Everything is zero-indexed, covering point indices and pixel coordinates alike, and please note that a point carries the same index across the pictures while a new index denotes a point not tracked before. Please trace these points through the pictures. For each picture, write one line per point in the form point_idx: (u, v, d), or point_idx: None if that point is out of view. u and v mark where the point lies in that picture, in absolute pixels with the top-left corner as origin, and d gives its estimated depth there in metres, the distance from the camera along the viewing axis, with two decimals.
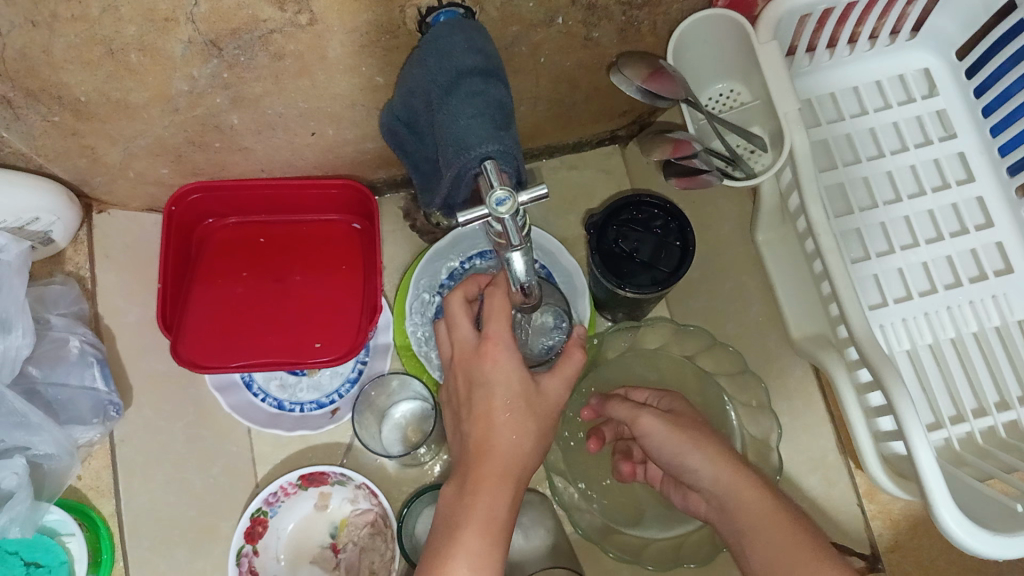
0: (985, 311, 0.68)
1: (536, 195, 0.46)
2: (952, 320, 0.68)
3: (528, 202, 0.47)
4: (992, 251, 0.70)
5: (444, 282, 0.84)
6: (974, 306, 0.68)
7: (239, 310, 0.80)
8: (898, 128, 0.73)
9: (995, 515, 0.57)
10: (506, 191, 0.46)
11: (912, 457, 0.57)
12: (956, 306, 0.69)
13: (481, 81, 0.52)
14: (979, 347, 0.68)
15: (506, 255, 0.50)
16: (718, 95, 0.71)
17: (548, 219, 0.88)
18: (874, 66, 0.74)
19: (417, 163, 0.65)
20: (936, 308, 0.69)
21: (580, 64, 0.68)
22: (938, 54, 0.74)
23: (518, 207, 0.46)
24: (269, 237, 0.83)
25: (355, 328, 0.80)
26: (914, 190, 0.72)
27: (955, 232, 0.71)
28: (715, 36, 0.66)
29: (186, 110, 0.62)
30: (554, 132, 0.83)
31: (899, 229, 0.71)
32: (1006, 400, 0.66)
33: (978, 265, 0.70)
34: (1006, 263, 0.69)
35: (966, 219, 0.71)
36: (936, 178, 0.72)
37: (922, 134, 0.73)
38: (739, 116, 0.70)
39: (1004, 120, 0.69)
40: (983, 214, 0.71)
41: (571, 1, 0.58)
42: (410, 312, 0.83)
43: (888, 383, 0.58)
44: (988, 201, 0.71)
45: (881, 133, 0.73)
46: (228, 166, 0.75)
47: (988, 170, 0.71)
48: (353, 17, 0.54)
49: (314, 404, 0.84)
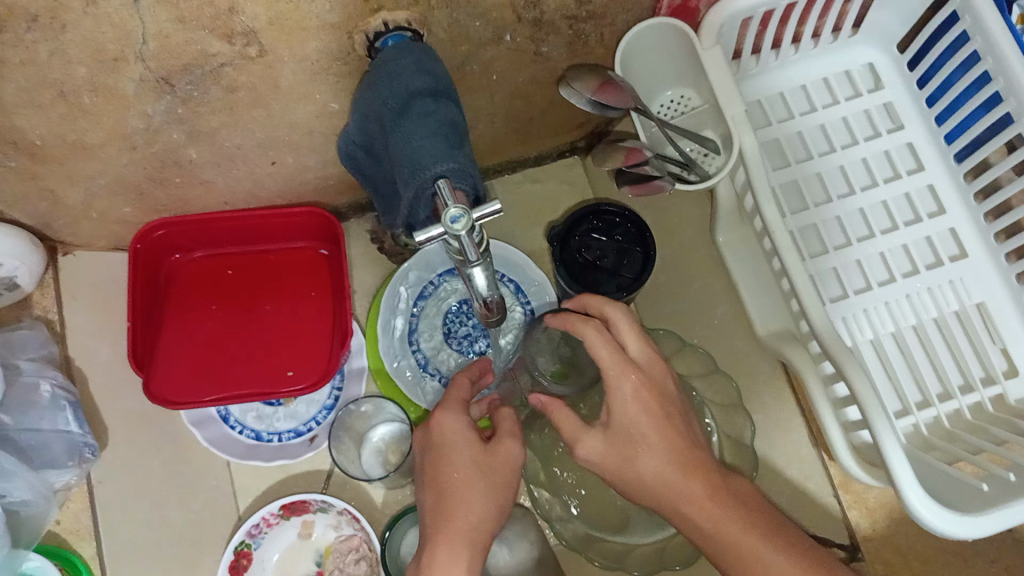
0: (944, 295, 0.70)
1: (490, 210, 0.47)
2: (912, 307, 0.70)
3: (485, 216, 0.48)
4: (947, 237, 0.71)
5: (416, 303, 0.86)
6: (933, 291, 0.70)
7: (215, 343, 0.80)
8: (848, 123, 0.75)
9: (963, 496, 0.58)
10: (461, 208, 0.47)
11: (878, 444, 0.58)
12: (915, 294, 0.70)
13: (431, 101, 0.53)
14: (941, 332, 0.69)
15: (466, 271, 0.51)
16: (669, 102, 0.73)
17: (515, 233, 0.89)
18: (821, 63, 0.76)
19: (376, 185, 0.67)
20: (896, 297, 0.70)
21: (532, 79, 0.69)
22: (881, 48, 0.75)
23: (472, 224, 0.47)
24: (238, 267, 0.83)
25: (327, 352, 0.80)
26: (868, 182, 0.73)
27: (910, 220, 0.72)
28: (661, 45, 0.68)
29: (144, 147, 0.63)
30: (516, 146, 0.84)
31: (855, 222, 0.73)
32: (969, 382, 0.67)
33: (935, 252, 0.71)
34: (961, 249, 0.71)
35: (919, 208, 0.72)
36: (888, 170, 0.74)
37: (870, 128, 0.75)
38: (690, 121, 0.72)
39: (948, 109, 0.71)
40: (936, 202, 0.72)
41: (517, 18, 0.59)
42: (382, 333, 0.84)
43: (849, 372, 0.59)
44: (940, 188, 0.72)
45: (831, 130, 0.75)
46: (192, 199, 0.75)
47: (937, 159, 0.73)
48: (302, 46, 0.55)
49: (291, 433, 0.84)
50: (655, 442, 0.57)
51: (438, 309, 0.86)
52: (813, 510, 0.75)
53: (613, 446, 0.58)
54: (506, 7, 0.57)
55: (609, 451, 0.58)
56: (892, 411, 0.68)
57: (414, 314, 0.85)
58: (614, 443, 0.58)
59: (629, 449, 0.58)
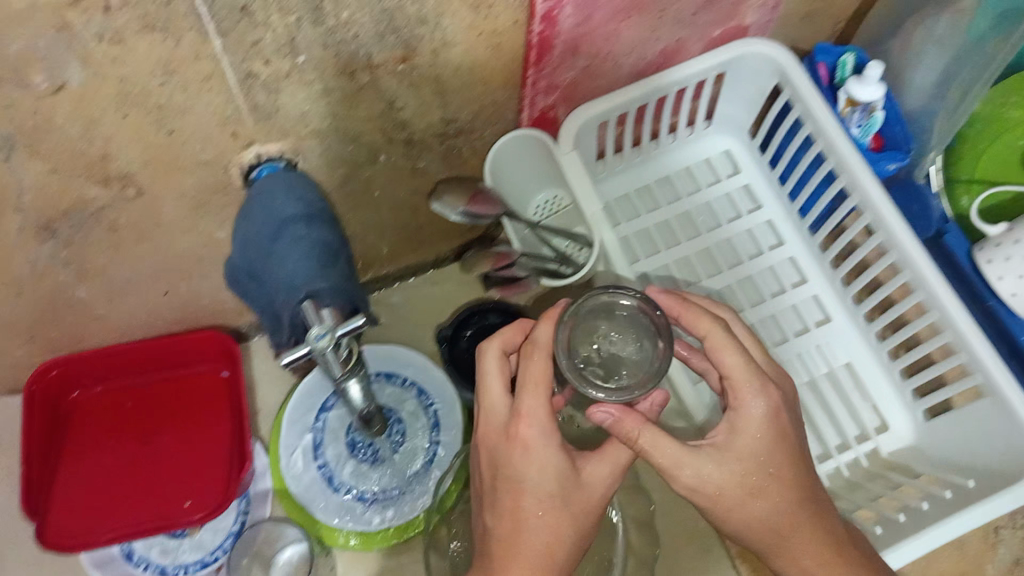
0: (831, 352, 0.75)
1: (352, 326, 0.59)
2: (824, 356, 0.75)
3: (351, 328, 0.60)
4: (812, 304, 0.77)
5: (318, 416, 0.86)
6: (803, 357, 0.74)
7: (112, 480, 0.79)
8: (730, 200, 0.81)
9: None
10: (324, 328, 0.59)
11: None
12: (807, 351, 0.75)
13: (299, 225, 0.62)
14: (837, 384, 0.74)
15: (344, 385, 0.66)
16: (543, 203, 0.79)
17: (418, 336, 0.91)
18: (681, 154, 0.83)
19: (262, 307, 0.71)
20: (769, 366, 0.74)
21: (414, 191, 0.73)
22: (733, 136, 0.82)
23: (334, 337, 0.59)
24: (138, 400, 0.83)
25: (225, 454, 0.81)
26: (773, 243, 0.79)
27: (795, 282, 0.77)
28: (525, 154, 0.73)
29: (32, 290, 0.63)
30: (416, 250, 0.87)
31: (768, 277, 0.78)
32: (845, 441, 0.72)
33: (822, 310, 0.76)
34: (825, 313, 0.76)
35: (800, 273, 0.78)
36: (764, 242, 0.80)
37: (752, 202, 0.81)
38: (560, 220, 0.78)
39: (799, 182, 0.78)
40: (797, 272, 0.78)
41: (388, 140, 0.63)
42: (286, 451, 0.84)
43: None
44: (800, 260, 0.78)
45: (734, 197, 0.81)
46: (88, 336, 0.76)
47: (796, 234, 0.79)
48: (179, 184, 0.57)
49: (198, 563, 0.82)
50: (760, 460, 0.53)
51: (342, 422, 0.86)
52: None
53: (728, 456, 0.53)
54: (376, 131, 0.61)
55: (710, 457, 0.53)
56: (814, 455, 0.71)
57: (319, 425, 0.86)
58: (728, 455, 0.53)
59: (746, 473, 0.53)
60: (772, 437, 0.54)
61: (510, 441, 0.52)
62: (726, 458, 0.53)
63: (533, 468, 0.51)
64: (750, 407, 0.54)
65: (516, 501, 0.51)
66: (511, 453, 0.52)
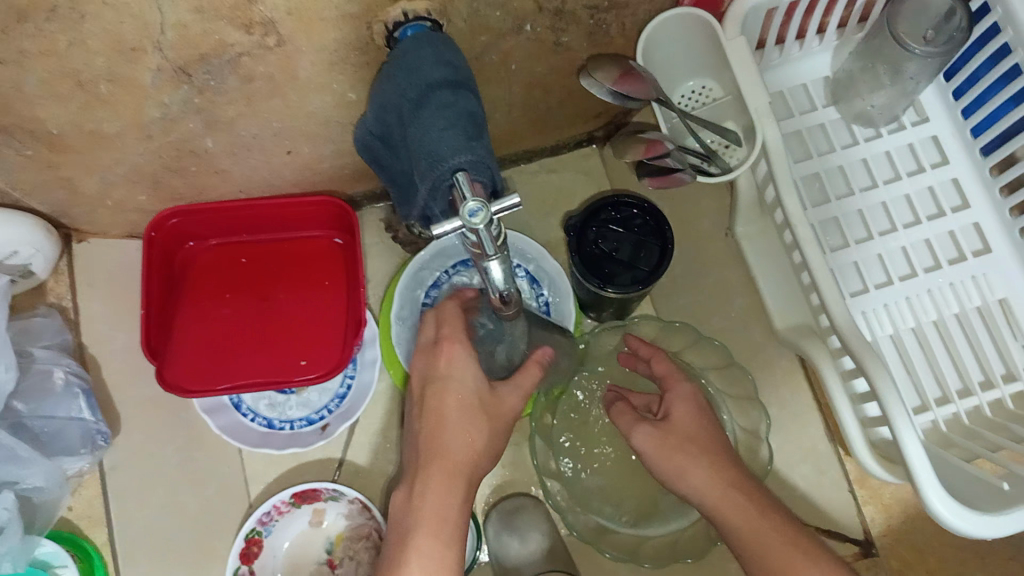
0: (965, 292, 0.69)
1: None
2: (912, 310, 0.69)
3: (505, 211, 0.49)
4: (971, 232, 0.71)
5: (271, 532, 0.75)
6: (955, 287, 0.69)
7: None
8: (869, 113, 0.73)
9: (986, 497, 0.58)
10: (478, 201, 0.47)
11: (900, 442, 0.58)
12: (917, 296, 0.69)
13: None
14: (940, 335, 0.69)
15: None
16: (690, 92, 0.74)
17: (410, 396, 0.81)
18: (691, 51, 0.70)
19: None
20: (896, 299, 0.69)
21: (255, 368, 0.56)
22: (702, 11, 0.64)
23: (491, 217, 0.48)
24: (252, 254, 0.80)
25: (342, 340, 0.77)
26: (868, 183, 0.73)
27: (910, 222, 0.72)
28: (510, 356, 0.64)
29: None
30: (533, 135, 0.84)
31: (854, 223, 0.72)
32: (947, 394, 0.67)
33: (933, 255, 0.71)
34: (985, 243, 0.70)
35: (942, 202, 0.72)
36: (911, 163, 0.74)
37: (870, 127, 0.74)
38: (712, 112, 0.72)
39: (975, 102, 0.70)
40: (959, 196, 0.72)
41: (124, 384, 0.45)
42: (263, 557, 0.75)
43: (870, 369, 0.59)
44: (964, 181, 0.72)
45: (831, 129, 0.75)
46: None
47: (961, 151, 0.72)
48: None
49: (304, 421, 0.79)
50: None
51: (297, 526, 0.77)
52: (831, 500, 0.73)
53: (673, 437, 0.62)
54: None
55: (657, 443, 0.62)
56: (911, 408, 0.68)
57: (272, 533, 0.75)
58: (668, 439, 0.62)
59: (684, 445, 0.61)
60: (713, 462, 0.60)
61: (433, 351, 0.62)
62: (666, 441, 0.62)
63: (451, 371, 0.60)
64: (674, 403, 0.64)
65: (442, 430, 0.58)
66: (436, 429, 0.58)
